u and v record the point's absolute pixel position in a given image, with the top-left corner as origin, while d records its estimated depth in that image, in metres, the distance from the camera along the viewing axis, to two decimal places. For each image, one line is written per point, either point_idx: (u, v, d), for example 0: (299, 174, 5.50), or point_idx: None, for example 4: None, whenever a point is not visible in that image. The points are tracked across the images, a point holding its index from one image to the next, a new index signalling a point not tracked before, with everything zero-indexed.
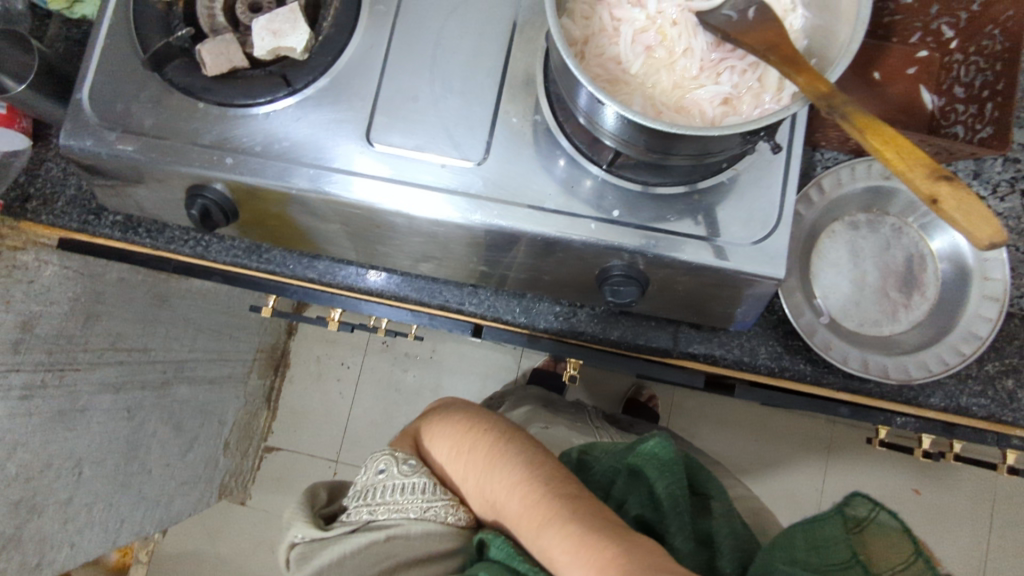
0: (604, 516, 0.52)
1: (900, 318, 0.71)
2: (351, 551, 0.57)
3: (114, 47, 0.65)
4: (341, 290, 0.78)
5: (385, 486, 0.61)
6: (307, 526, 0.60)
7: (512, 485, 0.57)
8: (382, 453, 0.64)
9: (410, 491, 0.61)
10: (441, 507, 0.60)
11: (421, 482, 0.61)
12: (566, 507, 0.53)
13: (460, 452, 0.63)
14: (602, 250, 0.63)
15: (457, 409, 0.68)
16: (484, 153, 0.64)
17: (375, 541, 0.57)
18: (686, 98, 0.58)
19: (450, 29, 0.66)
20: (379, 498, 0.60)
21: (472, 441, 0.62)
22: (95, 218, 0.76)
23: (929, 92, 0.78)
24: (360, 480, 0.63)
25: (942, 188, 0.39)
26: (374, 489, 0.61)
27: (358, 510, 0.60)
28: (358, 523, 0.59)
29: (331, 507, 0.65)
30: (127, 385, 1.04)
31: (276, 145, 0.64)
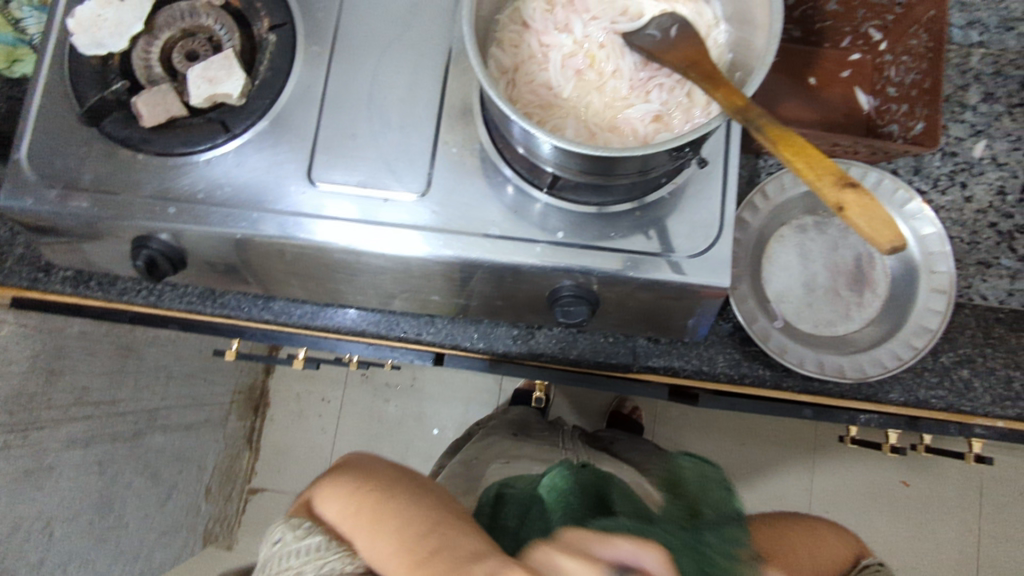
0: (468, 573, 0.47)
1: (853, 317, 0.72)
2: None
3: (51, 104, 0.66)
4: (299, 329, 0.78)
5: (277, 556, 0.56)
6: None
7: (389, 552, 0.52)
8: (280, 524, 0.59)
9: (301, 552, 0.55)
10: (337, 560, 0.54)
11: (309, 542, 0.56)
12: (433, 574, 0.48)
13: (345, 516, 0.58)
14: (550, 272, 0.63)
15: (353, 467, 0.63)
16: (427, 184, 0.64)
17: None
18: (618, 118, 0.59)
19: (386, 64, 0.67)
20: (279, 566, 0.55)
21: (357, 505, 0.57)
22: (45, 274, 0.75)
23: (864, 94, 0.81)
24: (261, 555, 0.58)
25: (848, 196, 0.41)
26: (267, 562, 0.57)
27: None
28: None
29: None
30: (97, 438, 1.03)
31: (219, 191, 0.64)
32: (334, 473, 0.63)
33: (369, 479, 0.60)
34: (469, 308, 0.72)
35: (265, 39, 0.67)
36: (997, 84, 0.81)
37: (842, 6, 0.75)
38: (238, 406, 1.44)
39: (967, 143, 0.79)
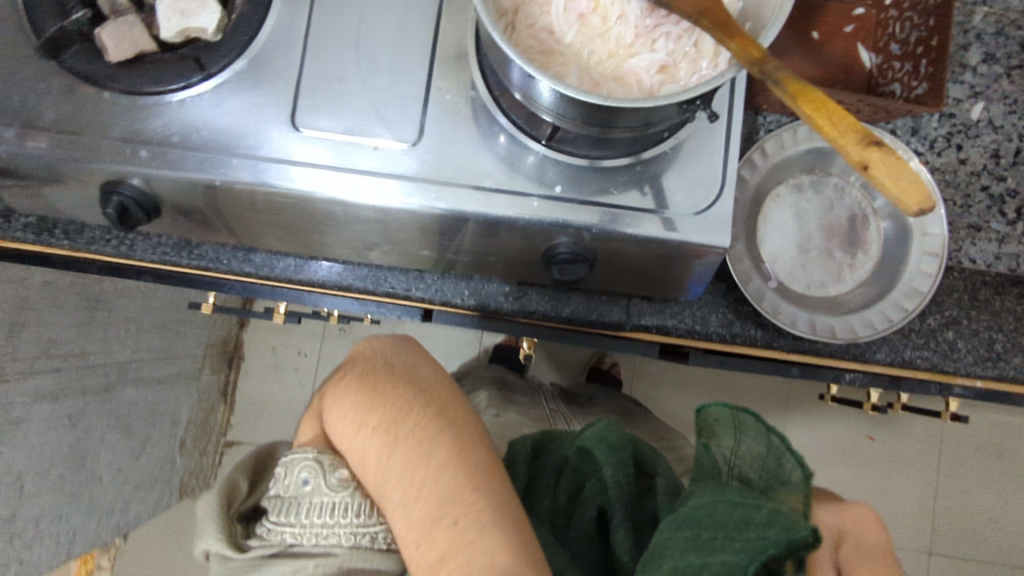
0: (470, 507, 0.51)
1: (845, 278, 0.72)
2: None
3: (4, 34, 0.60)
4: (281, 283, 0.75)
5: (307, 502, 0.59)
6: (223, 543, 0.61)
7: (403, 475, 0.54)
8: (304, 461, 0.61)
9: (337, 510, 0.58)
10: (377, 533, 0.59)
11: (345, 501, 0.59)
12: (441, 500, 0.52)
13: (364, 427, 0.59)
14: (547, 227, 0.61)
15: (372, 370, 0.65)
16: (419, 133, 0.61)
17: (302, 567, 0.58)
18: (623, 67, 0.56)
19: (375, 1, 0.62)
20: (304, 520, 0.58)
21: (383, 415, 0.59)
22: (4, 221, 0.70)
23: (866, 50, 0.78)
24: (285, 489, 0.60)
25: (873, 154, 0.40)
26: (297, 503, 0.59)
27: (279, 526, 0.59)
28: (281, 544, 0.60)
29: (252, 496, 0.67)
30: (65, 392, 0.99)
31: (195, 135, 0.60)
32: (370, 401, 0.61)
33: (394, 415, 0.58)
34: (460, 263, 0.70)
35: None
36: (997, 45, 0.80)
37: None
38: (212, 359, 1.41)
39: (965, 104, 0.79)
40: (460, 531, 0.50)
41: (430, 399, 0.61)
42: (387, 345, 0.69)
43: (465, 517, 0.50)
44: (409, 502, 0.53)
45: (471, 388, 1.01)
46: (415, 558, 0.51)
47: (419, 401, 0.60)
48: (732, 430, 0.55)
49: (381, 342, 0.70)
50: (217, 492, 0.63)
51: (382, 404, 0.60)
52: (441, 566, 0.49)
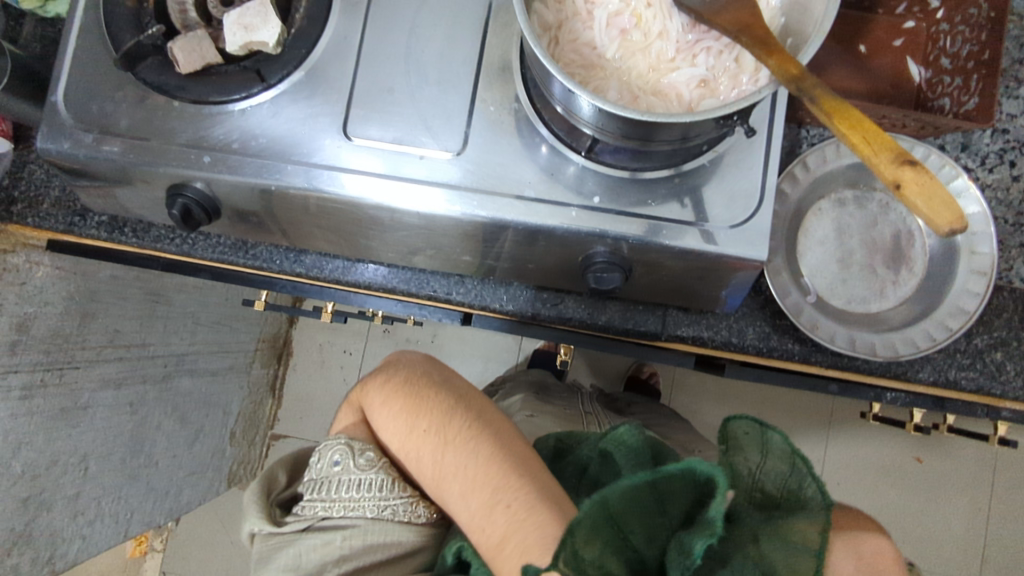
0: (524, 488, 0.54)
1: (888, 295, 0.71)
2: (306, 550, 0.61)
3: (87, 48, 0.65)
4: (329, 284, 0.78)
5: (337, 483, 0.62)
6: (263, 521, 0.62)
7: (459, 471, 0.57)
8: (337, 444, 0.65)
9: (364, 486, 0.62)
10: (398, 506, 0.62)
11: (372, 478, 0.63)
12: (496, 487, 0.55)
13: (413, 430, 0.62)
14: (584, 237, 0.63)
15: (408, 373, 0.68)
16: (463, 143, 0.63)
17: (331, 541, 0.61)
18: (663, 82, 0.57)
19: (424, 17, 0.65)
20: (335, 495, 0.62)
21: (428, 418, 0.62)
22: (80, 219, 0.76)
23: (916, 65, 0.77)
24: (317, 470, 0.64)
25: (907, 173, 0.41)
26: (327, 482, 0.63)
27: (310, 505, 0.63)
28: (313, 518, 0.62)
29: (290, 488, 0.68)
30: (127, 380, 1.05)
31: (253, 141, 0.64)
32: (414, 407, 0.64)
33: (441, 417, 0.62)
34: (499, 269, 0.72)
35: None
36: None
37: None
38: (262, 354, 1.47)
39: (1021, 120, 0.76)
40: (517, 512, 0.52)
41: (468, 399, 0.64)
42: (420, 356, 0.74)
43: (520, 501, 0.53)
44: (466, 494, 0.56)
45: (508, 391, 1.03)
46: (480, 544, 0.54)
47: (460, 403, 0.63)
48: (759, 446, 0.52)
49: (414, 355, 0.73)
50: (257, 480, 0.65)
51: (426, 408, 0.63)
52: (504, 547, 0.52)
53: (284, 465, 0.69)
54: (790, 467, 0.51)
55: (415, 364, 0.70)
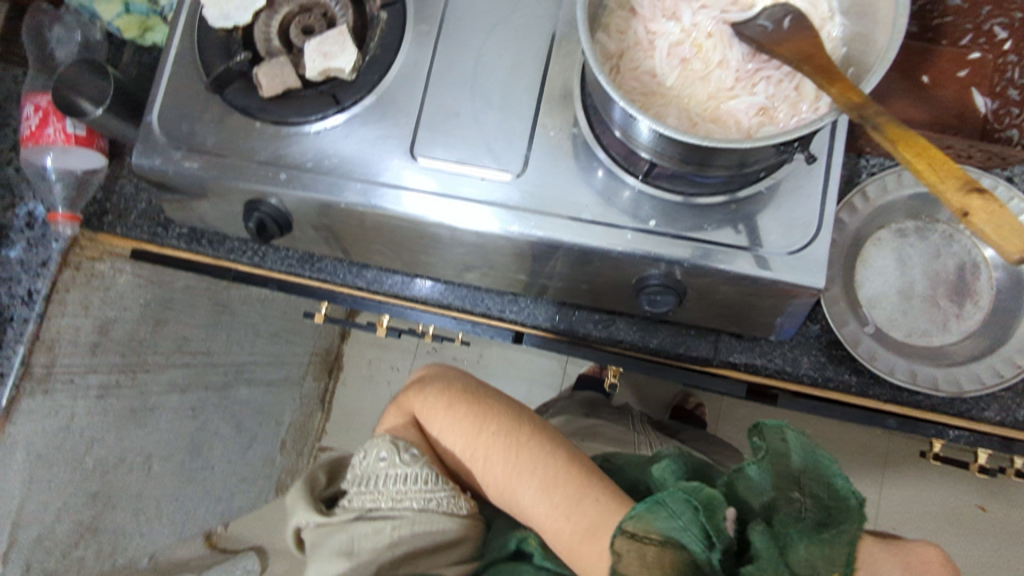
0: (604, 486, 0.57)
1: (951, 329, 0.69)
2: (353, 539, 0.62)
3: (181, 72, 0.71)
4: (388, 298, 0.81)
5: (382, 477, 0.64)
6: (312, 513, 0.64)
7: (537, 469, 0.60)
8: (383, 441, 0.67)
9: (409, 479, 0.64)
10: (443, 497, 0.64)
11: (417, 471, 0.65)
12: (577, 483, 0.58)
13: (482, 434, 0.66)
14: (638, 259, 0.64)
15: (466, 388, 0.73)
16: (523, 165, 0.66)
17: (378, 530, 0.62)
18: (722, 109, 0.59)
19: (490, 46, 0.69)
20: (381, 487, 0.64)
21: (497, 425, 0.66)
22: (163, 230, 0.81)
23: (981, 95, 0.77)
24: (363, 466, 0.66)
25: (974, 201, 0.40)
26: (373, 476, 0.65)
27: (356, 498, 0.65)
28: (360, 509, 0.64)
29: (331, 488, 0.70)
30: (191, 386, 1.11)
31: (326, 160, 0.67)
32: (481, 416, 0.68)
33: (510, 424, 0.66)
34: (552, 290, 0.73)
35: (376, 17, 0.70)
36: None
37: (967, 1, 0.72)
38: (314, 367, 1.52)
39: None
40: (600, 504, 0.55)
41: (530, 415, 0.69)
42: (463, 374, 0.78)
43: (603, 496, 0.56)
44: (546, 488, 0.59)
45: (556, 412, 1.04)
46: (563, 534, 0.56)
47: (524, 415, 0.68)
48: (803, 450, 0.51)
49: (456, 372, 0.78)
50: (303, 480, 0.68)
51: (493, 416, 0.68)
52: (593, 534, 0.54)
53: (325, 467, 0.72)
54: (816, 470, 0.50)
55: (466, 380, 0.75)
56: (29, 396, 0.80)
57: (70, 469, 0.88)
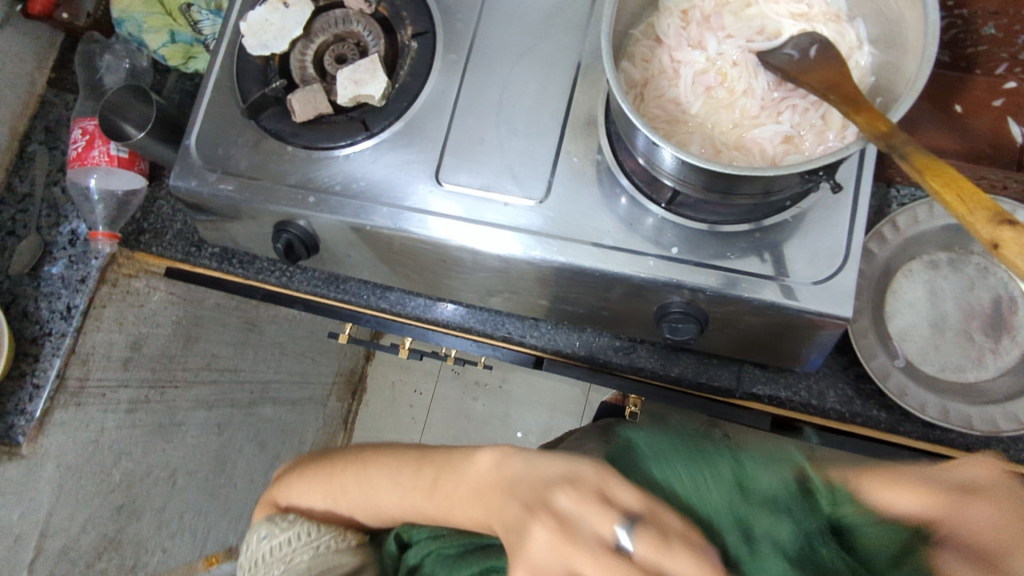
0: (432, 450, 0.63)
1: (987, 364, 0.66)
2: None
3: (219, 98, 0.74)
4: (410, 320, 0.82)
5: (268, 553, 0.64)
6: None
7: (383, 467, 0.64)
8: (260, 525, 0.67)
9: (293, 539, 0.64)
10: (328, 538, 0.65)
11: (295, 531, 0.65)
12: (413, 458, 0.63)
13: (330, 476, 0.67)
14: (660, 287, 0.63)
15: (316, 454, 0.74)
16: (546, 191, 0.66)
17: None
18: (746, 137, 0.59)
19: (516, 74, 0.70)
20: (271, 561, 0.64)
21: (341, 463, 0.68)
22: (196, 250, 0.83)
23: (1017, 125, 0.75)
24: (250, 553, 0.65)
25: (1005, 233, 0.39)
26: (259, 556, 0.64)
27: None
28: None
29: None
30: (218, 403, 1.13)
31: (354, 184, 0.69)
32: (325, 464, 0.69)
33: (350, 456, 0.68)
34: (574, 315, 0.73)
35: (408, 46, 0.72)
36: None
37: (1000, 31, 0.72)
38: (338, 387, 1.54)
39: None
40: (436, 463, 0.60)
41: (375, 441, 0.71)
42: None
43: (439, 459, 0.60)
44: (393, 478, 0.62)
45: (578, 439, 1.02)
46: (417, 504, 0.60)
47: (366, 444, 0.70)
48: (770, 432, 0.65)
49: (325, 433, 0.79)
50: None
51: (338, 457, 0.69)
52: (437, 490, 0.58)
53: None
54: (888, 528, 0.47)
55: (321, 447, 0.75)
56: (62, 407, 0.82)
57: (97, 481, 0.90)
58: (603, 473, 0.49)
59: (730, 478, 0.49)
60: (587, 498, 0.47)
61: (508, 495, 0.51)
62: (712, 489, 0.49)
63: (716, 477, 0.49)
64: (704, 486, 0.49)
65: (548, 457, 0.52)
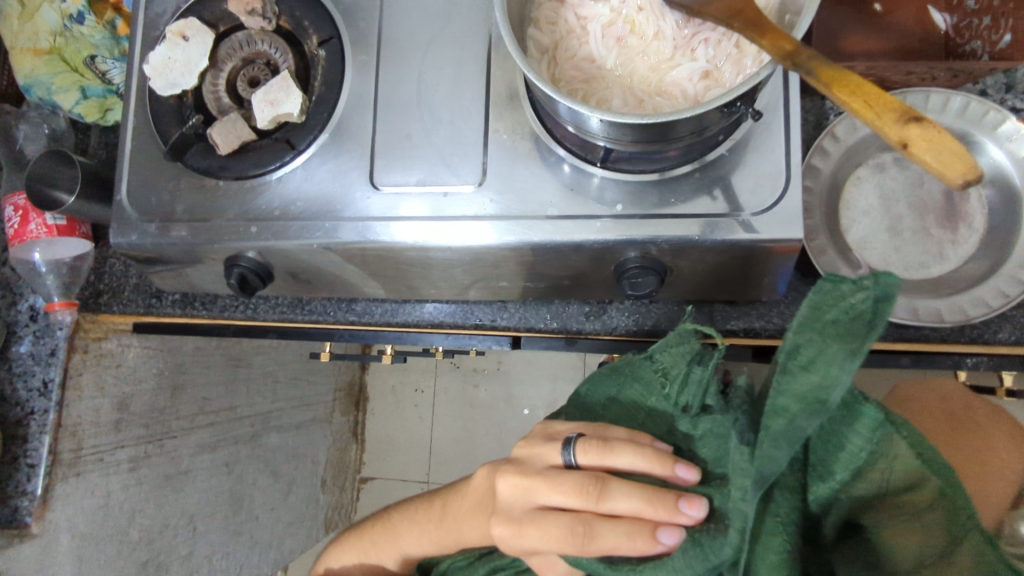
0: (440, 492, 0.72)
1: (948, 256, 0.67)
2: None
3: (142, 146, 0.73)
4: (383, 328, 0.82)
5: None
6: None
7: (405, 513, 0.74)
8: None
9: None
10: None
11: None
12: (426, 502, 0.72)
13: (366, 532, 0.78)
14: (613, 246, 0.63)
15: (354, 526, 0.83)
16: (483, 174, 0.66)
17: None
18: (665, 81, 0.58)
19: (430, 62, 0.69)
20: None
21: (375, 519, 0.79)
22: (157, 300, 0.83)
23: (938, 12, 0.73)
24: None
25: (913, 131, 0.40)
26: None
27: None
28: None
29: None
30: (221, 443, 1.13)
31: (293, 206, 0.68)
32: (365, 524, 0.81)
33: (384, 510, 0.79)
34: (539, 290, 0.73)
35: (317, 56, 0.71)
36: None
37: None
38: (340, 402, 1.54)
39: None
40: (443, 501, 0.69)
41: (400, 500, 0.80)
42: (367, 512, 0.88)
43: (446, 495, 0.70)
44: (411, 520, 0.72)
45: None
46: (433, 538, 0.69)
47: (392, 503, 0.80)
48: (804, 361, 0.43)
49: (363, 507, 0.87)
50: None
51: (376, 514, 0.81)
52: (446, 519, 0.67)
53: None
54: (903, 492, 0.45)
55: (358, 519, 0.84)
56: (62, 480, 0.83)
57: (116, 542, 0.91)
58: (593, 430, 0.58)
59: (686, 375, 0.53)
60: (587, 450, 0.55)
61: (505, 473, 0.58)
62: (670, 353, 0.54)
63: (682, 345, 0.53)
64: (663, 352, 0.55)
65: (557, 421, 0.61)
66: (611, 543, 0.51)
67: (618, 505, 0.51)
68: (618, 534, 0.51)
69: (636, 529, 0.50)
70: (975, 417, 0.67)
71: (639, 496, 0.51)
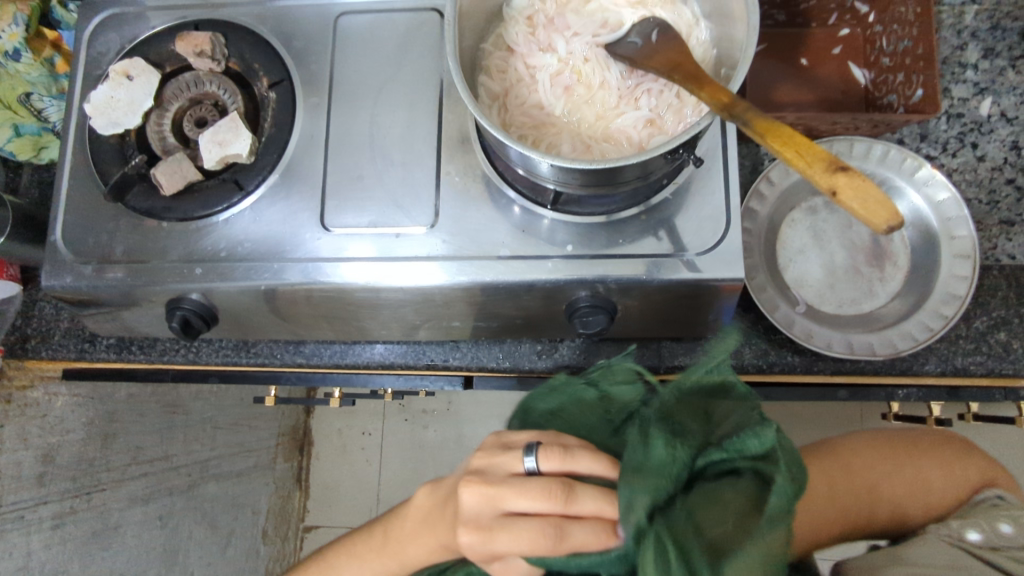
0: (379, 522, 0.69)
1: (877, 292, 0.71)
2: None
3: (80, 186, 0.70)
4: (331, 369, 0.80)
5: None
6: None
7: (346, 549, 0.70)
8: None
9: None
10: None
11: None
12: (368, 532, 0.69)
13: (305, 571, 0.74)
14: (565, 286, 0.64)
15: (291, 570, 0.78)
16: (435, 215, 0.66)
17: None
18: (612, 128, 0.60)
19: (382, 105, 0.69)
20: None
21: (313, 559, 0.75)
22: (90, 344, 0.79)
23: (859, 68, 0.80)
24: None
25: (840, 180, 0.43)
26: None
27: None
28: None
29: None
30: (155, 494, 1.07)
31: (239, 247, 0.67)
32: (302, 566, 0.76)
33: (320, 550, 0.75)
34: (491, 330, 0.73)
35: (266, 97, 0.70)
36: (995, 39, 0.80)
37: None
38: (283, 448, 1.47)
39: (972, 103, 0.79)
40: (384, 529, 0.66)
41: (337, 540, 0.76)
42: None
43: (386, 524, 0.67)
44: (353, 554, 0.68)
45: None
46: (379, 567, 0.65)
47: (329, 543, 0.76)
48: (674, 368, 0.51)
49: None
50: None
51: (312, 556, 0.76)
52: (389, 543, 0.64)
53: None
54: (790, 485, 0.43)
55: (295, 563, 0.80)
56: None
57: None
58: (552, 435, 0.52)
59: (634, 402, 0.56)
60: (549, 456, 0.49)
61: (468, 483, 0.50)
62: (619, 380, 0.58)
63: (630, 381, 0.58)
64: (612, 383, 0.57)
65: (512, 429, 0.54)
66: (579, 544, 0.47)
67: (584, 507, 0.47)
68: (586, 533, 0.47)
69: (604, 524, 0.47)
70: (919, 441, 0.72)
71: (607, 495, 0.47)
